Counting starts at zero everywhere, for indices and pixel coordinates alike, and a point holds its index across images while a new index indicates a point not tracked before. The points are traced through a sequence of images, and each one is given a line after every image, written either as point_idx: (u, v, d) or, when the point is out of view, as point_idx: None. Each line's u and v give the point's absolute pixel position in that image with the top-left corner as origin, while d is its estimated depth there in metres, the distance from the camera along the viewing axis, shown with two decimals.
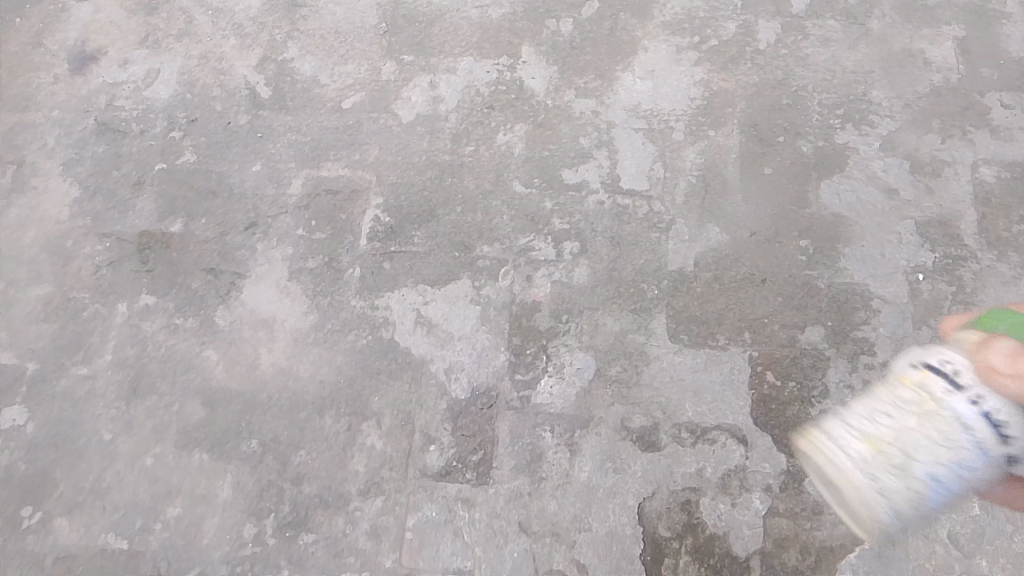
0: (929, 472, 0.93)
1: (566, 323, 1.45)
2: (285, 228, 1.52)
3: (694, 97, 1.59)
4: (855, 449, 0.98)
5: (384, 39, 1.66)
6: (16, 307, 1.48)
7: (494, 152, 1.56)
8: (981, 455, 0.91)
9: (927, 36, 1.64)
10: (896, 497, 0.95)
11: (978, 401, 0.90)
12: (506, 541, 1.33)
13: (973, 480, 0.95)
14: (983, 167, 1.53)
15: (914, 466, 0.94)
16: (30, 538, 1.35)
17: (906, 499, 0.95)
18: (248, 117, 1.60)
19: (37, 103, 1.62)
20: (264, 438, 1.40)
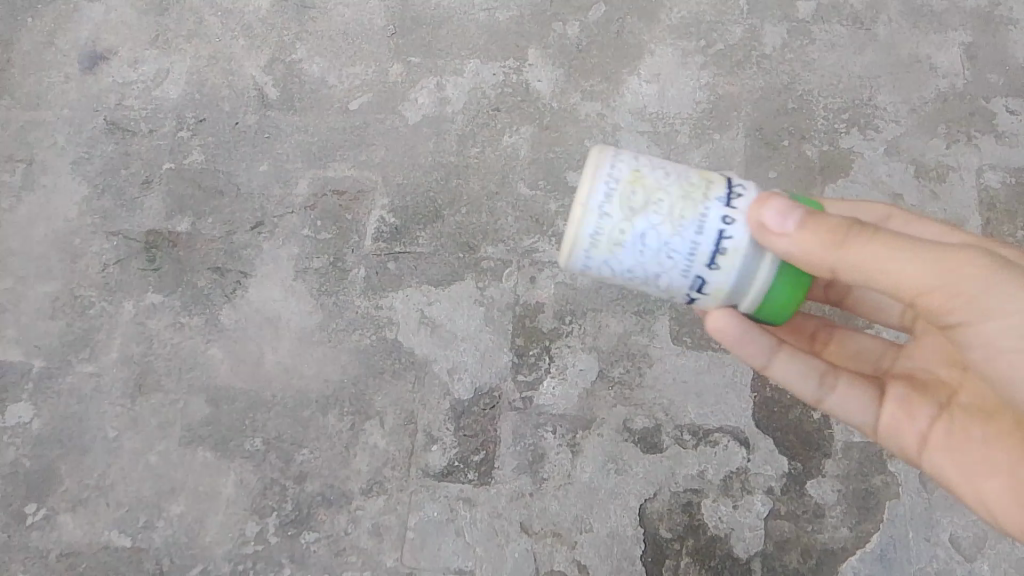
0: (645, 225, 0.90)
1: (569, 324, 1.45)
2: (292, 228, 1.53)
3: (700, 100, 1.59)
4: (616, 177, 0.92)
5: (392, 41, 1.67)
6: (24, 304, 1.49)
7: (499, 154, 1.57)
8: (688, 249, 0.91)
9: (934, 41, 1.63)
10: (603, 226, 0.91)
11: (729, 220, 0.91)
12: (508, 541, 1.34)
13: (657, 262, 0.92)
14: (988, 172, 1.53)
15: (643, 213, 0.91)
16: (35, 533, 1.36)
17: (606, 231, 0.91)
18: (256, 118, 1.62)
19: (48, 102, 1.63)
20: (268, 436, 1.40)
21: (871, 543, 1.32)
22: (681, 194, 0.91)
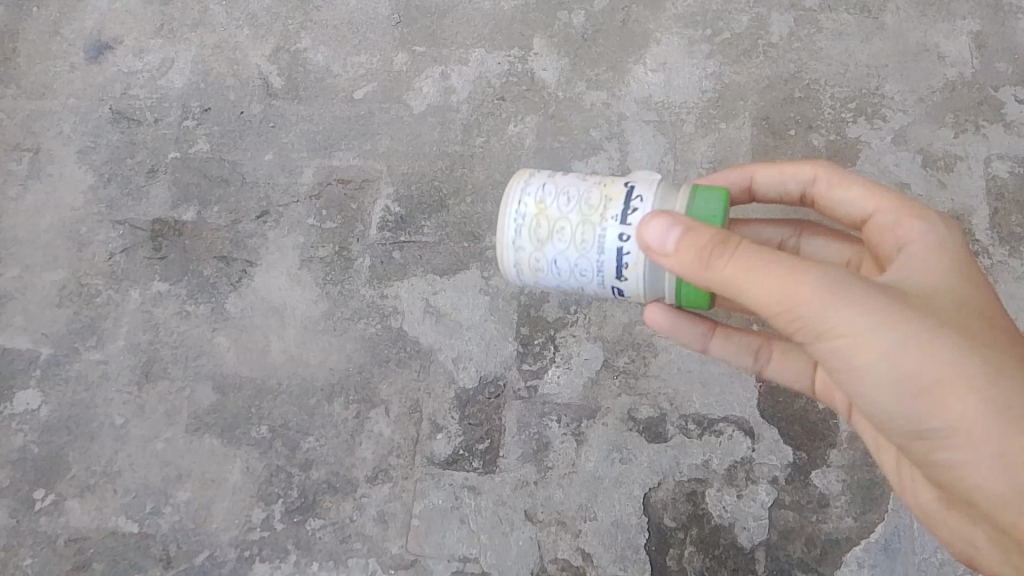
0: (555, 252, 1.02)
1: (574, 314, 1.45)
2: (297, 217, 1.53)
3: (706, 90, 1.58)
4: (523, 213, 1.04)
5: (397, 30, 1.66)
6: (32, 292, 1.50)
7: (505, 143, 1.56)
8: (595, 266, 1.01)
9: (942, 30, 1.62)
10: (522, 257, 1.05)
11: (625, 237, 0.99)
12: (513, 528, 1.35)
13: (575, 280, 1.04)
14: (996, 162, 1.53)
15: (551, 242, 1.02)
16: (43, 518, 1.37)
17: (524, 262, 1.05)
18: (262, 107, 1.61)
19: (54, 91, 1.64)
20: (274, 424, 1.41)
21: (876, 532, 1.32)
22: (576, 215, 1.01)
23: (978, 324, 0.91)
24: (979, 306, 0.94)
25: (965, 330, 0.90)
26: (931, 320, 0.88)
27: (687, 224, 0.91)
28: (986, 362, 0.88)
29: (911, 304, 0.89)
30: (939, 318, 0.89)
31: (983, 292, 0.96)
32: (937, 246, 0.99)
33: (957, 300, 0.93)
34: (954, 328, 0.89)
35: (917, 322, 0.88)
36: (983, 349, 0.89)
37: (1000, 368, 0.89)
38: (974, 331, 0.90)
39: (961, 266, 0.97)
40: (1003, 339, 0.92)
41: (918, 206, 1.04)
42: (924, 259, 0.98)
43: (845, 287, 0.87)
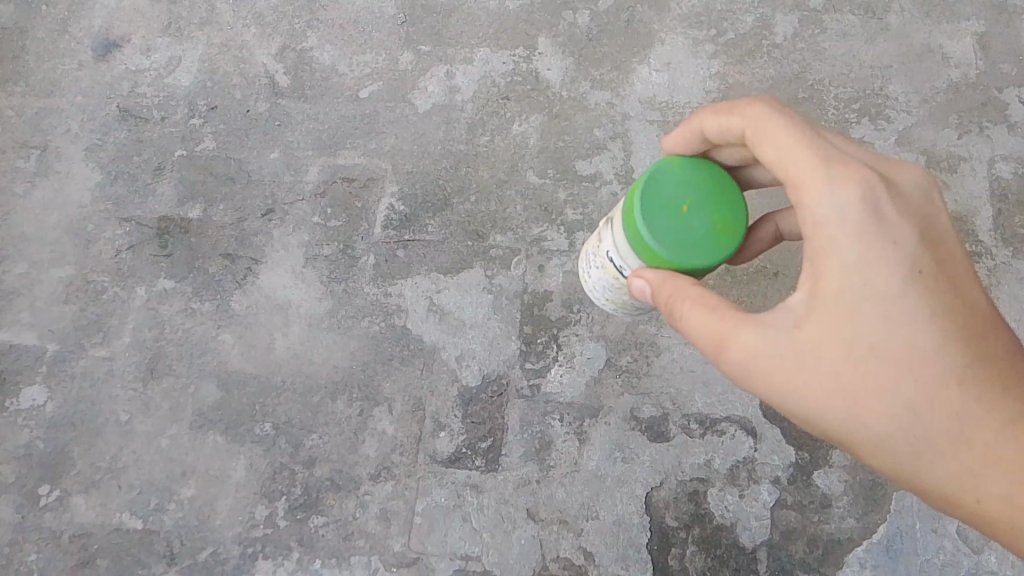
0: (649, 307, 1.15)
1: (577, 313, 1.45)
2: (302, 216, 1.54)
3: (710, 90, 1.59)
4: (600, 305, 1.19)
5: (402, 29, 1.67)
6: (39, 288, 1.51)
7: (509, 143, 1.57)
8: None
9: (947, 31, 1.62)
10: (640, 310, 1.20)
11: None
12: (514, 527, 1.35)
13: None
14: (1001, 163, 1.52)
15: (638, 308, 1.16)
16: (48, 514, 1.38)
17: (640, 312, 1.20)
18: (267, 105, 1.62)
19: (61, 89, 1.65)
20: (277, 421, 1.42)
21: (878, 533, 1.32)
22: (616, 291, 1.12)
23: (890, 373, 0.91)
24: (895, 345, 0.91)
25: (871, 387, 0.91)
26: (833, 388, 0.92)
27: (650, 284, 0.97)
28: (893, 419, 0.92)
29: (816, 371, 0.92)
30: (845, 382, 0.92)
31: (899, 315, 0.91)
32: (851, 267, 0.91)
33: (868, 344, 0.91)
34: (859, 389, 0.92)
35: (821, 392, 0.93)
36: (891, 405, 0.91)
37: (908, 422, 0.91)
38: (882, 384, 0.91)
39: (874, 289, 0.91)
40: (920, 378, 0.91)
41: (825, 208, 0.93)
42: (836, 287, 0.92)
43: (753, 362, 0.94)
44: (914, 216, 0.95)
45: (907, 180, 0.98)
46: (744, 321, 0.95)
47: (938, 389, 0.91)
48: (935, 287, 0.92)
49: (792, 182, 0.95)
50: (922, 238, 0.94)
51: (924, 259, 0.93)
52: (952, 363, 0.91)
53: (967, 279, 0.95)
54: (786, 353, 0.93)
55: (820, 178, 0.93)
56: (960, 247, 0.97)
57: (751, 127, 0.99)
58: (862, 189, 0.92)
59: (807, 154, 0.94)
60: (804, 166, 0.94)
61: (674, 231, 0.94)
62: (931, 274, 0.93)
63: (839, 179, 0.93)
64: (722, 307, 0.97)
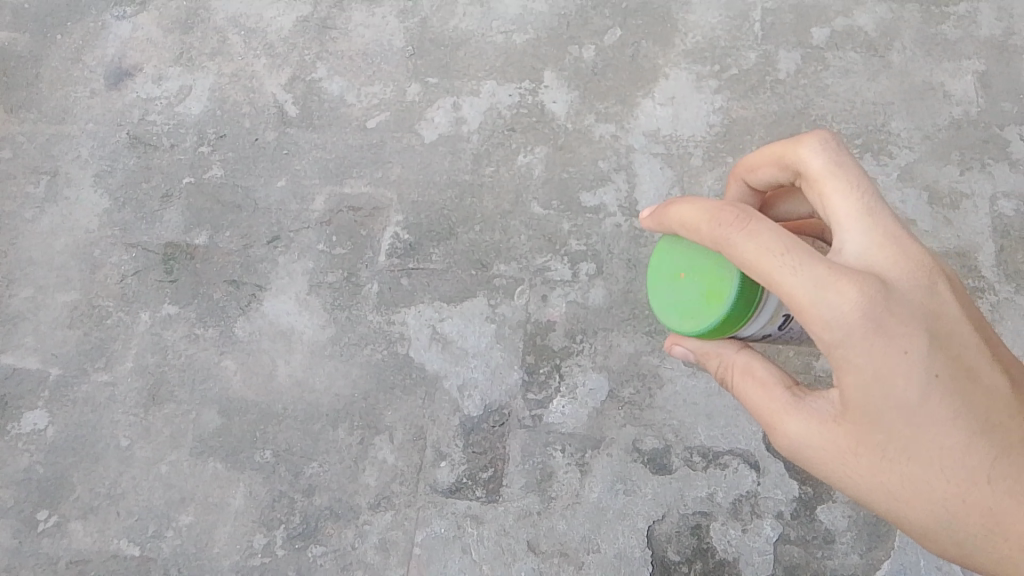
0: None
1: (580, 343, 1.45)
2: (307, 243, 1.55)
3: (713, 124, 1.60)
4: None
5: (410, 61, 1.69)
6: (44, 312, 1.52)
7: (514, 173, 1.58)
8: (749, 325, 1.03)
9: (948, 69, 1.64)
10: None
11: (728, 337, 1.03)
12: (515, 559, 1.34)
13: None
14: (1001, 200, 1.53)
15: None
16: (46, 540, 1.38)
17: None
18: (276, 134, 1.64)
19: (74, 116, 1.67)
20: (278, 448, 1.41)
21: (882, 570, 1.31)
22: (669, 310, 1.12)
23: (923, 471, 0.88)
24: (923, 446, 0.87)
25: (903, 485, 0.89)
26: (873, 485, 0.90)
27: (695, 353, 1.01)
28: (933, 513, 0.89)
29: (855, 468, 0.90)
30: (883, 479, 0.89)
31: (923, 418, 0.86)
32: (869, 381, 0.85)
33: (898, 445, 0.87)
34: (896, 485, 0.89)
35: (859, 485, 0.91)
36: (929, 500, 0.89)
37: (948, 516, 0.89)
38: (916, 482, 0.88)
39: (895, 397, 0.85)
40: (951, 476, 0.87)
41: (833, 326, 0.83)
42: (856, 397, 0.86)
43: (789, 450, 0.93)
44: (925, 313, 0.87)
45: (910, 268, 0.89)
46: (787, 406, 0.93)
47: (972, 487, 0.87)
48: (958, 384, 0.86)
49: (792, 303, 0.83)
50: (936, 336, 0.86)
51: (941, 359, 0.86)
52: (982, 460, 0.87)
53: (986, 364, 0.89)
54: (825, 450, 0.91)
55: (823, 296, 0.82)
56: (974, 332, 0.90)
57: (733, 243, 0.85)
58: (865, 304, 0.83)
59: (805, 274, 0.82)
60: (805, 286, 0.82)
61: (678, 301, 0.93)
62: (952, 372, 0.86)
63: (844, 295, 0.82)
64: (780, 380, 0.95)
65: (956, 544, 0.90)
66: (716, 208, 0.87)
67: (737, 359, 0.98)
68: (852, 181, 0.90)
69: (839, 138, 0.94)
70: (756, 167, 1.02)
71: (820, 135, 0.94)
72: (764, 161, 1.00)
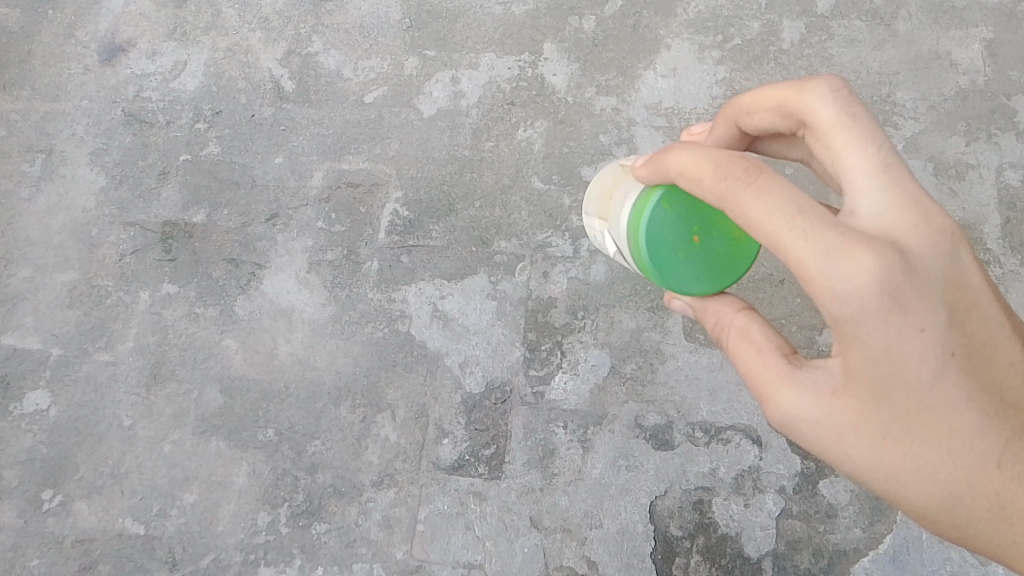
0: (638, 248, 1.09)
1: (581, 320, 1.45)
2: (306, 220, 1.54)
3: (716, 96, 1.58)
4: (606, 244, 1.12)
5: (407, 35, 1.66)
6: (43, 293, 1.51)
7: (514, 148, 1.56)
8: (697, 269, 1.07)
9: (955, 38, 1.61)
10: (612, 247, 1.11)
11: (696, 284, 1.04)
12: (517, 535, 1.35)
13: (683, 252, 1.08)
14: (1008, 171, 1.51)
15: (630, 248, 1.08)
16: (51, 519, 1.38)
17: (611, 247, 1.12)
18: (272, 110, 1.62)
19: (67, 93, 1.65)
20: (280, 427, 1.42)
21: (883, 543, 1.31)
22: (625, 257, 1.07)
23: (927, 451, 0.87)
24: (930, 422, 0.86)
25: (906, 465, 0.88)
26: (872, 462, 0.88)
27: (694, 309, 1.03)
28: (933, 494, 0.89)
29: (855, 446, 0.88)
30: (884, 458, 0.88)
31: (931, 396, 0.85)
32: (879, 355, 0.83)
33: (903, 423, 0.86)
34: (897, 465, 0.88)
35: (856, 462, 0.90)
36: (930, 481, 0.88)
37: (949, 498, 0.89)
38: (918, 462, 0.88)
39: (905, 374, 0.84)
40: (955, 458, 0.87)
41: (842, 299, 0.80)
42: (863, 372, 0.85)
43: (791, 426, 0.90)
44: (941, 286, 0.85)
45: (929, 234, 0.86)
46: (782, 378, 0.90)
47: (972, 467, 0.88)
48: (968, 361, 0.86)
49: (800, 270, 0.80)
50: (951, 312, 0.85)
51: (954, 335, 0.85)
52: (988, 441, 0.87)
53: (998, 340, 0.89)
54: (825, 426, 0.88)
55: (835, 267, 0.79)
56: (988, 306, 0.89)
57: (738, 197, 0.82)
58: (880, 276, 0.80)
59: (814, 240, 0.79)
60: (815, 253, 0.79)
61: (701, 270, 0.95)
62: (963, 350, 0.86)
63: (859, 266, 0.80)
64: (773, 347, 0.92)
65: (954, 526, 0.91)
66: (719, 161, 0.84)
67: (734, 321, 0.96)
68: (866, 134, 0.88)
69: (849, 86, 0.92)
70: (761, 104, 1.00)
71: (832, 82, 0.92)
72: (765, 106, 0.99)
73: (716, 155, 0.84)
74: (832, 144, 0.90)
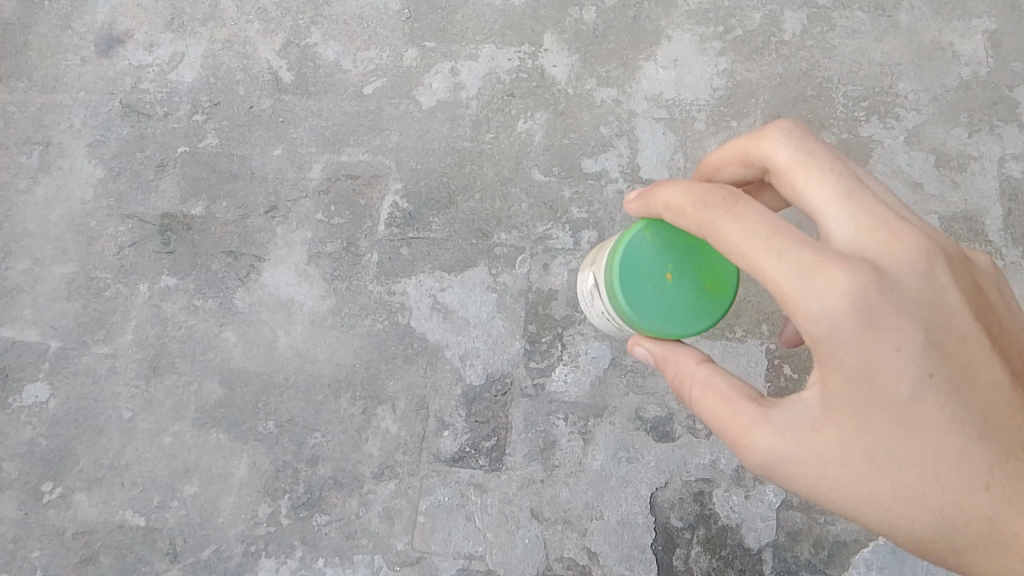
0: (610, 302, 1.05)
1: (582, 312, 1.44)
2: (305, 213, 1.53)
3: (717, 87, 1.57)
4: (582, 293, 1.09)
5: (407, 25, 1.65)
6: (41, 285, 1.51)
7: (514, 140, 1.55)
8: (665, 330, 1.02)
9: (957, 29, 1.60)
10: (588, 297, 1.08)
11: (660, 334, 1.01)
12: (518, 526, 1.35)
13: None
14: (1011, 162, 1.51)
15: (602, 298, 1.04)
16: (52, 511, 1.38)
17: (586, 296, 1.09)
18: (271, 101, 1.61)
19: (65, 85, 1.64)
20: (280, 419, 1.42)
21: (883, 534, 1.32)
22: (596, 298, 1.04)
23: (915, 477, 0.86)
24: (916, 447, 0.86)
25: (895, 493, 0.87)
26: (859, 494, 0.88)
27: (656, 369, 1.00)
28: (929, 520, 0.87)
29: (838, 480, 0.88)
30: (870, 489, 0.87)
31: (912, 418, 0.85)
32: (856, 377, 0.83)
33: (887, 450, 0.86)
34: (887, 494, 0.87)
35: (842, 497, 0.89)
36: (922, 505, 0.87)
37: (944, 523, 0.87)
38: (907, 489, 0.87)
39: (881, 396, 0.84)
40: (944, 482, 0.86)
41: (821, 321, 0.81)
42: (842, 397, 0.85)
43: (773, 466, 0.90)
44: (920, 306, 0.84)
45: (907, 256, 0.85)
46: (758, 416, 0.90)
47: (968, 492, 0.86)
48: (951, 383, 0.85)
49: (778, 294, 0.81)
50: (930, 333, 0.85)
51: (934, 356, 0.85)
52: (980, 463, 0.86)
53: (983, 360, 0.87)
54: (807, 460, 0.88)
55: (811, 287, 0.80)
56: (972, 324, 0.88)
57: (714, 221, 0.84)
58: (856, 298, 0.81)
59: (790, 261, 0.80)
60: (789, 275, 0.80)
61: (667, 308, 0.92)
62: (946, 371, 0.85)
63: (834, 284, 0.80)
64: (742, 394, 0.92)
65: (956, 552, 0.89)
66: (695, 192, 0.86)
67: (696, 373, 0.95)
68: (829, 164, 0.89)
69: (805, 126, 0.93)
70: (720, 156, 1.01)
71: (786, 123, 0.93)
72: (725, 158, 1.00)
73: (697, 189, 0.87)
74: (797, 179, 0.89)
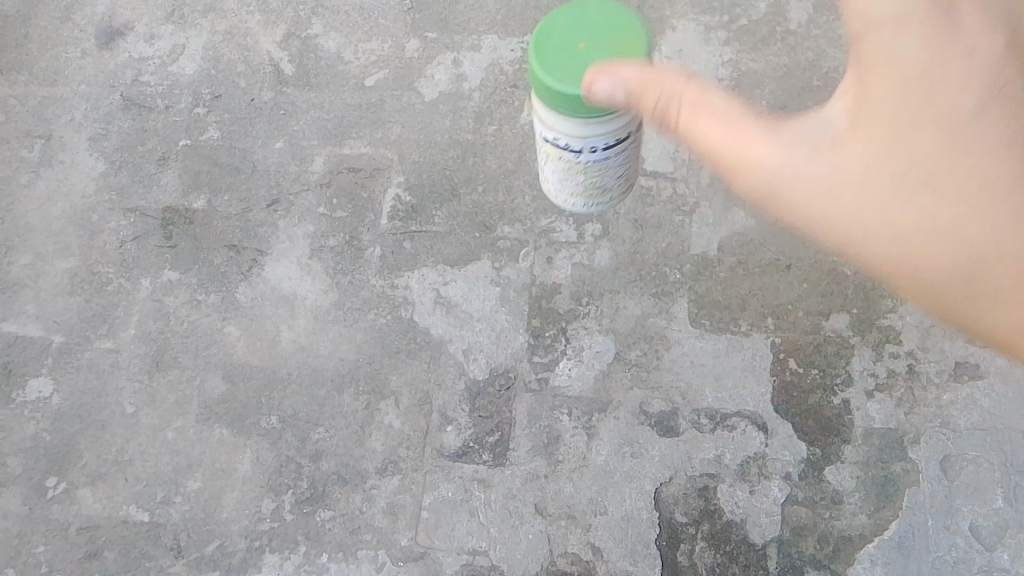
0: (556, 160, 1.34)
1: (586, 306, 1.44)
2: (307, 206, 1.52)
3: (722, 78, 1.55)
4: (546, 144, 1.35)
5: (409, 16, 1.63)
6: (44, 280, 1.50)
7: (517, 132, 1.54)
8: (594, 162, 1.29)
9: None
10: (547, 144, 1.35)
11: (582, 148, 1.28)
12: (522, 521, 1.35)
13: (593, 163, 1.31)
14: None
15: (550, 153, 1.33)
16: (56, 506, 1.39)
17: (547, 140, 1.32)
18: (272, 94, 1.60)
19: (65, 77, 1.63)
20: (283, 414, 1.41)
21: (890, 530, 1.31)
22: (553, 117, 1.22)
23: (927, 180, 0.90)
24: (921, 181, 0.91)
25: (902, 189, 0.91)
26: (859, 157, 0.92)
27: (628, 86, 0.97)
28: (927, 232, 0.91)
29: (841, 228, 0.94)
30: (902, 193, 0.91)
31: (955, 128, 0.90)
32: (895, 78, 0.91)
33: (918, 178, 0.91)
34: (911, 211, 0.91)
35: (868, 242, 0.94)
36: (954, 239, 0.90)
37: (965, 258, 0.91)
38: (929, 210, 0.90)
39: (909, 95, 0.91)
40: (983, 180, 0.89)
41: (884, 27, 0.92)
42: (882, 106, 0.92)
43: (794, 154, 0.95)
44: (969, 128, 0.91)
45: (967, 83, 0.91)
46: (761, 136, 0.96)
47: (990, 217, 0.89)
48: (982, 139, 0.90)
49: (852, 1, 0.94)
50: (977, 131, 0.90)
51: (983, 127, 0.91)
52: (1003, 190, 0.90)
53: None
54: (823, 175, 0.93)
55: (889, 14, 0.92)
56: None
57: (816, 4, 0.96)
58: (923, 46, 0.92)
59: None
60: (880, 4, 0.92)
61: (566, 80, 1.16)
62: (979, 134, 0.90)
63: (902, 31, 0.92)
64: (748, 112, 0.98)
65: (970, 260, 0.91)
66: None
67: (682, 93, 0.98)
68: None
69: None
70: None
71: None
72: None
73: None
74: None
